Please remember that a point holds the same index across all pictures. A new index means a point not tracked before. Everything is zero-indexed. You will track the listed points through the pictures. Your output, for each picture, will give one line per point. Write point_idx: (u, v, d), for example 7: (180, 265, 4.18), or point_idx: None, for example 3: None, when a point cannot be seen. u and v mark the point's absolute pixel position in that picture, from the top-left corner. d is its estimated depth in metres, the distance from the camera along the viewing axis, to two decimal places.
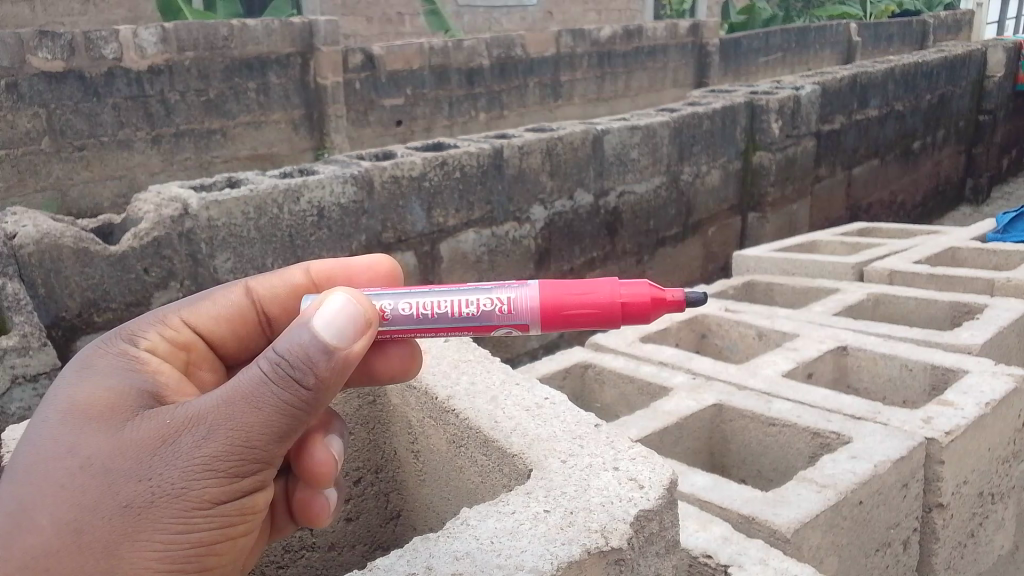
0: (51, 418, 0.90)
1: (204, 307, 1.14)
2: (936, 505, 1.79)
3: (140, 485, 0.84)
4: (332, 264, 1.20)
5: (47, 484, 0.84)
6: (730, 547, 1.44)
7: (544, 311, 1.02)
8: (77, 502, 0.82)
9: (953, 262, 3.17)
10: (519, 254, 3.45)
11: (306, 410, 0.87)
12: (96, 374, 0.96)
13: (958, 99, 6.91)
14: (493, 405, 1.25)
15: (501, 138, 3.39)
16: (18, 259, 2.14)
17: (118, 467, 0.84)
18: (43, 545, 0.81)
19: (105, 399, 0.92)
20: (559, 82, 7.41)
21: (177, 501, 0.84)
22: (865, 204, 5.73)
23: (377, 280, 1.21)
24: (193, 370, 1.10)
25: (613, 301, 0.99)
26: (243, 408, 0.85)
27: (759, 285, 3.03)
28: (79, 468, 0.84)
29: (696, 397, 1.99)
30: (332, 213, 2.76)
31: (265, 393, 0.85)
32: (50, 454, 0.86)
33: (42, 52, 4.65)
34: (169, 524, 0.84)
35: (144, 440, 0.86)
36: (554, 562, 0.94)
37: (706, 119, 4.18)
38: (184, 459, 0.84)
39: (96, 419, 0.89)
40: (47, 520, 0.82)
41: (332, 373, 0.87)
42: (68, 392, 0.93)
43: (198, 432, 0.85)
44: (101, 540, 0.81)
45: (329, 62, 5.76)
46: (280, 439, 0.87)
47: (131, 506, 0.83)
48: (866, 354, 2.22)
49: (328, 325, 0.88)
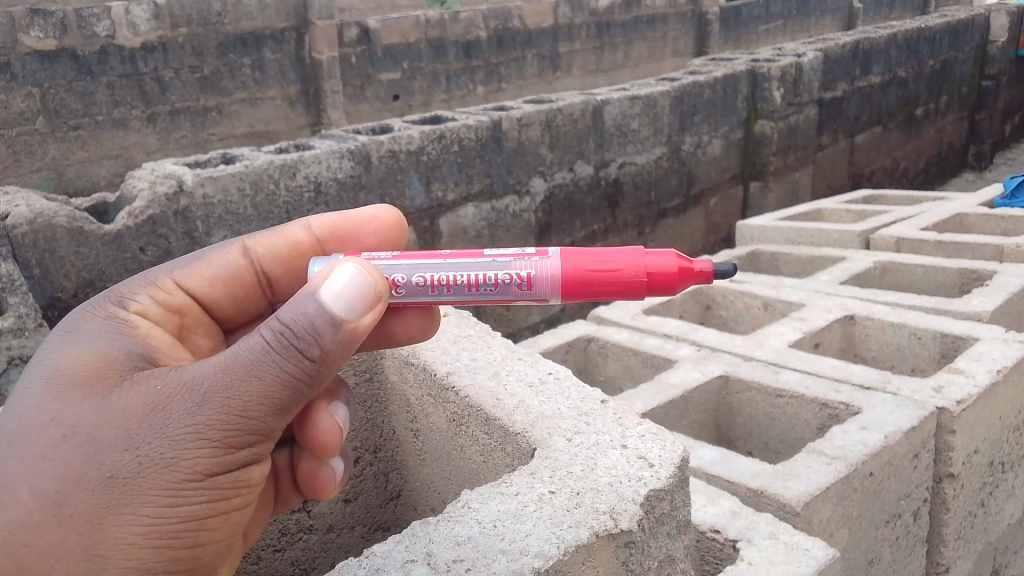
0: (35, 383, 0.86)
1: (198, 269, 1.09)
2: (946, 476, 1.76)
3: (128, 455, 0.80)
4: (339, 221, 1.12)
5: (30, 453, 0.80)
6: (739, 522, 1.41)
7: (564, 281, 0.98)
8: (60, 474, 0.79)
9: (960, 228, 3.11)
10: (519, 228, 3.41)
11: (310, 383, 0.83)
12: (82, 339, 0.92)
13: (961, 64, 6.81)
14: (495, 381, 1.21)
15: (499, 110, 3.32)
16: (10, 239, 2.09)
17: (106, 435, 0.81)
18: (22, 517, 0.77)
19: (92, 363, 0.88)
20: (557, 53, 7.31)
21: (168, 473, 0.80)
22: (868, 172, 5.66)
23: (382, 234, 1.14)
24: (187, 334, 1.07)
25: (639, 271, 0.96)
26: (242, 379, 0.81)
27: (763, 255, 2.98)
28: (64, 437, 0.81)
29: (701, 368, 1.96)
30: (329, 187, 2.71)
31: (266, 364, 0.81)
32: (34, 421, 0.83)
33: (34, 31, 4.59)
34: (157, 497, 0.80)
35: (134, 407, 0.82)
36: (560, 546, 0.90)
37: (707, 88, 4.11)
38: (176, 429, 0.81)
39: (82, 384, 0.85)
40: (29, 490, 0.78)
41: (339, 346, 0.83)
42: (51, 357, 0.89)
43: (191, 400, 0.81)
44: (86, 512, 0.78)
45: (323, 35, 5.66)
46: (280, 411, 0.84)
47: (118, 477, 0.79)
48: (873, 323, 2.18)
49: (337, 297, 0.83)
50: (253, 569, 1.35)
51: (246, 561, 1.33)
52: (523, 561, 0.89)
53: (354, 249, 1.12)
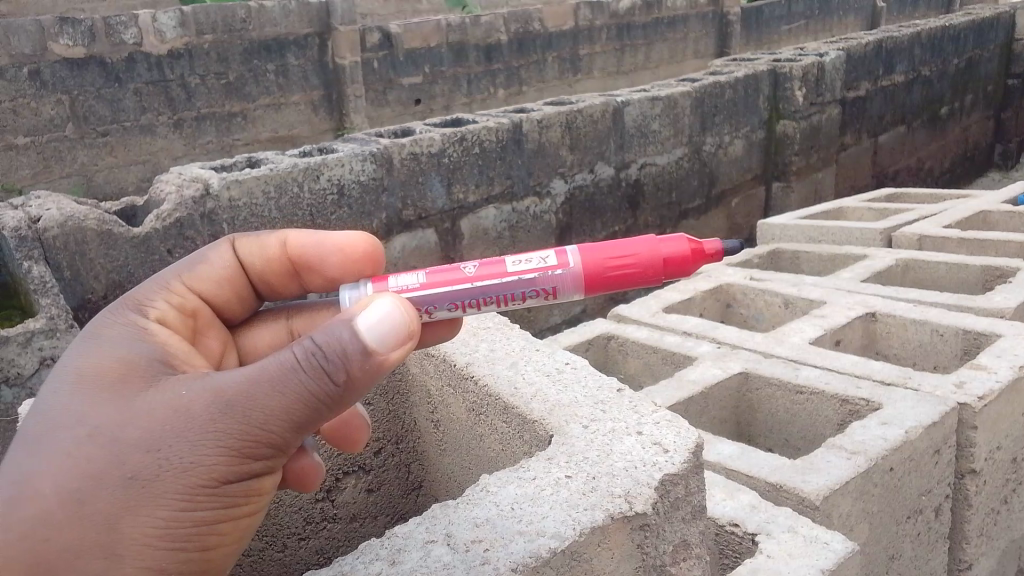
0: (65, 381, 0.89)
1: (202, 272, 1.13)
2: (969, 472, 1.75)
3: (147, 458, 0.83)
4: (306, 242, 1.17)
5: (54, 451, 0.83)
6: (758, 516, 1.42)
7: (586, 279, 1.03)
8: (85, 472, 0.82)
9: (985, 225, 3.09)
10: (539, 229, 3.43)
11: (335, 405, 0.86)
12: (104, 343, 0.94)
13: (986, 62, 6.75)
14: (514, 371, 1.23)
15: (519, 112, 3.34)
16: (42, 242, 2.15)
17: (131, 437, 0.84)
18: (45, 512, 0.81)
19: (117, 366, 0.90)
20: (578, 55, 7.31)
21: (188, 480, 0.83)
22: (892, 171, 5.61)
23: (348, 262, 1.16)
24: (200, 337, 1.10)
25: (655, 258, 1.02)
26: (266, 394, 0.84)
27: (785, 253, 2.97)
28: (91, 435, 0.84)
29: (722, 365, 1.96)
30: (352, 190, 2.75)
31: (295, 382, 0.83)
32: (63, 417, 0.86)
33: (63, 39, 4.71)
34: (174, 502, 0.83)
35: (159, 411, 0.85)
36: (576, 528, 0.92)
37: (728, 89, 4.11)
38: (198, 436, 0.83)
39: (108, 387, 0.88)
40: (53, 486, 0.81)
41: (365, 374, 0.85)
42: (76, 359, 0.92)
43: (214, 408, 0.84)
44: (107, 511, 0.81)
45: (346, 41, 5.71)
46: (302, 427, 0.87)
47: (137, 479, 0.82)
48: (895, 320, 2.18)
49: (372, 327, 0.86)
50: (280, 558, 1.37)
51: (272, 549, 1.36)
52: (539, 542, 0.91)
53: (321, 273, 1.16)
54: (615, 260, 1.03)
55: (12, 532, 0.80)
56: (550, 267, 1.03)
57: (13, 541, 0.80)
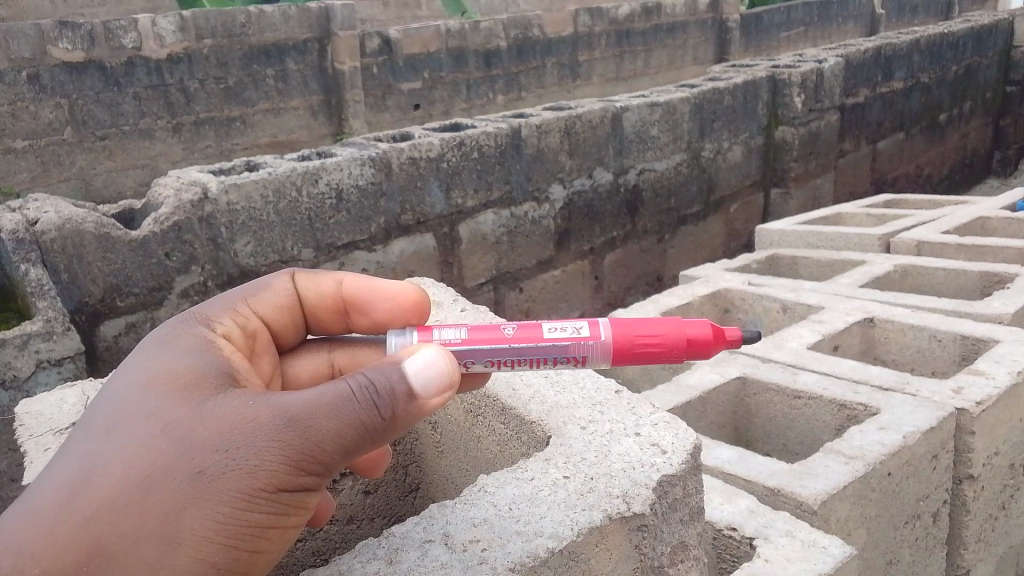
0: (137, 379, 0.89)
1: (267, 297, 1.12)
2: (966, 477, 1.75)
3: (212, 458, 0.82)
4: (361, 285, 1.15)
5: (122, 442, 0.83)
6: (756, 520, 1.41)
7: (614, 353, 1.00)
8: (150, 466, 0.81)
9: (983, 232, 3.09)
10: (538, 234, 3.43)
11: (383, 436, 0.84)
12: (172, 349, 0.94)
13: (984, 69, 6.77)
14: (512, 372, 1.23)
15: (518, 117, 3.34)
16: (40, 245, 2.14)
17: (196, 437, 0.83)
18: (106, 499, 0.80)
19: (187, 371, 0.90)
20: (577, 61, 7.33)
21: (246, 485, 0.82)
22: (890, 178, 5.62)
23: (402, 308, 1.14)
24: (256, 360, 1.08)
25: (679, 339, 0.98)
26: (325, 415, 0.82)
27: (783, 259, 2.97)
28: (158, 432, 0.83)
29: (720, 370, 1.96)
30: (351, 195, 2.75)
31: (349, 411, 0.82)
32: (133, 411, 0.86)
33: (62, 43, 4.72)
34: (230, 505, 0.82)
35: (225, 418, 0.84)
36: (574, 529, 0.92)
37: (727, 95, 4.11)
38: (260, 444, 0.82)
39: (176, 389, 0.87)
40: (116, 477, 0.81)
41: (415, 412, 0.84)
42: (146, 361, 0.92)
43: (277, 421, 0.83)
44: (165, 506, 0.80)
45: (346, 46, 5.73)
46: (353, 454, 0.85)
47: (199, 477, 0.81)
48: (893, 325, 2.17)
49: (423, 368, 0.85)
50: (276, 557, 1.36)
51: None
52: (537, 542, 0.90)
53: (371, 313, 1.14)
54: (643, 338, 0.99)
55: (70, 518, 0.79)
56: (581, 337, 1.00)
57: (73, 525, 0.79)
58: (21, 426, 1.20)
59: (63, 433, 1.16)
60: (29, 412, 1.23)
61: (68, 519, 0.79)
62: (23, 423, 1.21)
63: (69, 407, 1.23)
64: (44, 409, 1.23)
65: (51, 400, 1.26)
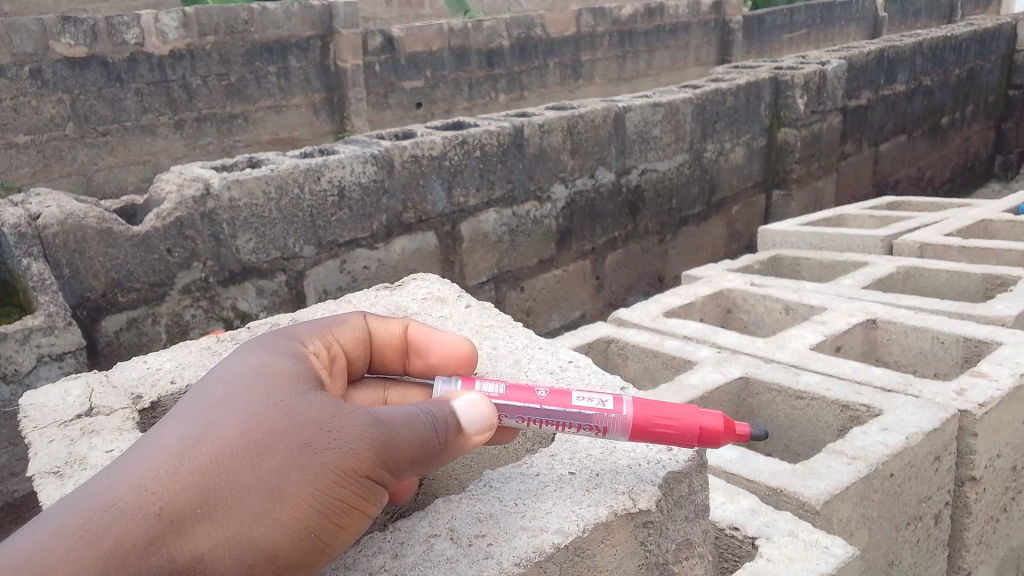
0: (248, 362, 0.94)
1: (345, 327, 1.11)
2: (969, 479, 1.75)
3: (311, 439, 0.86)
4: (424, 329, 1.17)
5: (238, 408, 0.87)
6: (758, 520, 1.41)
7: (632, 429, 0.98)
8: (261, 431, 0.85)
9: (986, 234, 3.09)
10: (540, 234, 3.43)
11: (444, 455, 0.89)
12: (271, 349, 0.99)
13: (987, 73, 6.76)
14: (517, 368, 1.23)
15: (520, 116, 3.34)
16: (42, 239, 2.14)
17: (300, 420, 0.87)
18: (219, 454, 0.83)
19: (289, 368, 0.95)
20: (580, 61, 7.33)
21: (343, 465, 0.85)
22: (892, 180, 5.62)
23: (454, 363, 1.16)
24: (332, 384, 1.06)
25: (693, 427, 0.97)
26: (409, 420, 0.89)
27: (785, 260, 2.97)
28: (269, 407, 0.88)
29: (722, 370, 1.96)
30: (353, 192, 2.75)
31: (422, 421, 0.88)
32: (246, 387, 0.90)
33: (65, 38, 4.72)
34: (328, 481, 0.85)
35: (326, 409, 0.89)
36: (580, 524, 0.92)
37: (730, 96, 4.11)
38: (359, 430, 0.87)
39: (282, 378, 0.92)
40: (229, 437, 0.84)
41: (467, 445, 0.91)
42: (249, 356, 0.96)
43: (373, 418, 0.88)
44: (271, 470, 0.83)
45: (348, 44, 5.73)
46: (424, 466, 0.90)
47: (302, 452, 0.85)
48: (896, 327, 2.17)
49: (473, 404, 0.91)
50: None
51: None
52: (543, 538, 0.90)
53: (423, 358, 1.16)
54: (663, 419, 0.97)
55: (185, 464, 0.82)
56: (605, 409, 0.98)
57: (182, 472, 0.82)
58: (23, 417, 1.20)
59: (67, 425, 1.16)
60: (32, 404, 1.23)
61: (182, 465, 0.82)
62: (25, 415, 1.20)
63: (73, 399, 1.22)
64: (47, 401, 1.23)
65: (53, 392, 1.25)
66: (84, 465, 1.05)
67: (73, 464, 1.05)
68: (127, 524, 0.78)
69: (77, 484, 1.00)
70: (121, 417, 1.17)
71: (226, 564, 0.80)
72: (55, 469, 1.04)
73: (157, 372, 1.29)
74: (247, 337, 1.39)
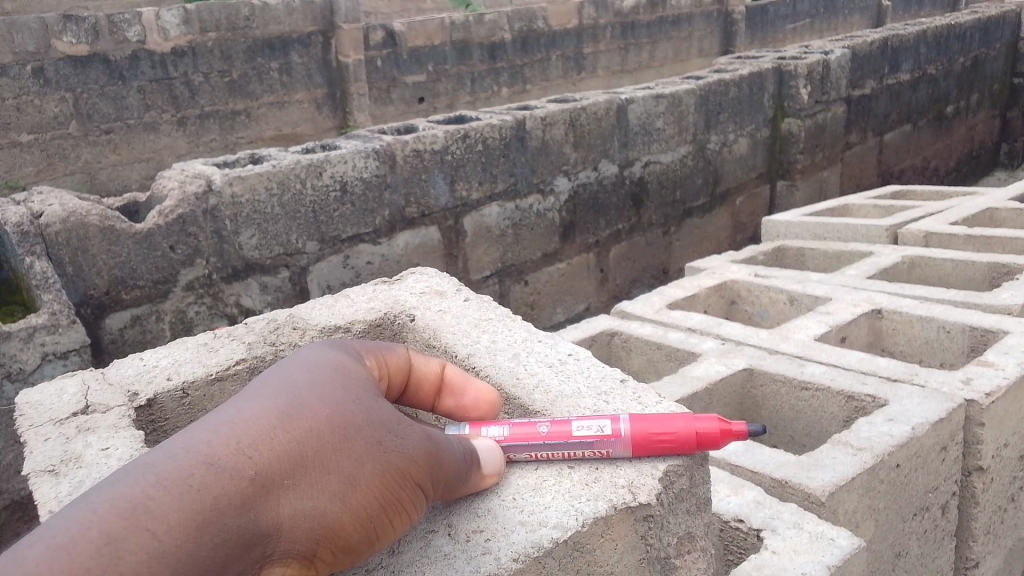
0: (319, 353, 0.93)
1: (392, 353, 1.05)
2: (975, 469, 1.74)
3: (388, 434, 0.85)
4: (458, 371, 1.13)
5: (320, 389, 0.85)
6: (763, 512, 1.40)
7: (633, 448, 0.98)
8: (343, 415, 0.84)
9: (991, 223, 3.07)
10: (543, 227, 3.41)
11: (463, 485, 0.93)
12: (335, 345, 0.97)
13: (992, 61, 6.72)
14: (516, 362, 1.22)
15: (523, 109, 3.33)
16: (45, 237, 2.14)
17: (377, 414, 0.86)
18: (307, 428, 0.81)
19: (356, 365, 0.94)
20: (582, 54, 7.30)
21: (411, 463, 0.85)
22: (897, 170, 5.58)
23: (480, 407, 1.11)
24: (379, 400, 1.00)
25: (689, 434, 0.98)
26: (452, 445, 0.92)
27: (789, 251, 2.95)
28: (347, 394, 0.87)
29: (726, 361, 1.94)
30: (355, 187, 2.74)
31: (458, 446, 0.92)
32: (323, 373, 0.89)
33: (67, 37, 4.72)
34: (398, 474, 0.84)
35: (395, 411, 0.89)
36: (579, 518, 0.91)
37: (733, 87, 4.09)
38: (423, 435, 0.88)
39: (356, 374, 0.91)
40: (318, 414, 0.82)
41: (479, 484, 0.95)
42: (316, 347, 0.95)
43: (432, 433, 0.90)
44: (352, 453, 0.82)
45: (350, 39, 5.71)
46: (450, 490, 0.92)
47: (380, 445, 0.84)
48: (901, 317, 2.16)
49: (489, 449, 0.97)
50: None
51: None
52: (541, 532, 0.90)
53: (453, 396, 1.11)
54: (658, 438, 0.97)
55: (277, 432, 0.79)
56: (605, 436, 0.98)
57: (274, 439, 0.79)
58: (20, 415, 1.19)
59: (64, 423, 1.15)
60: (29, 402, 1.22)
61: (274, 433, 0.79)
62: (21, 414, 1.20)
63: (69, 397, 1.22)
64: (44, 399, 1.22)
65: (50, 389, 1.25)
66: (79, 463, 1.04)
67: (68, 462, 1.05)
68: (223, 483, 0.74)
69: (72, 483, 0.99)
70: (118, 414, 1.16)
71: (299, 538, 0.78)
72: (50, 467, 1.04)
73: (153, 369, 1.28)
74: (244, 332, 1.38)
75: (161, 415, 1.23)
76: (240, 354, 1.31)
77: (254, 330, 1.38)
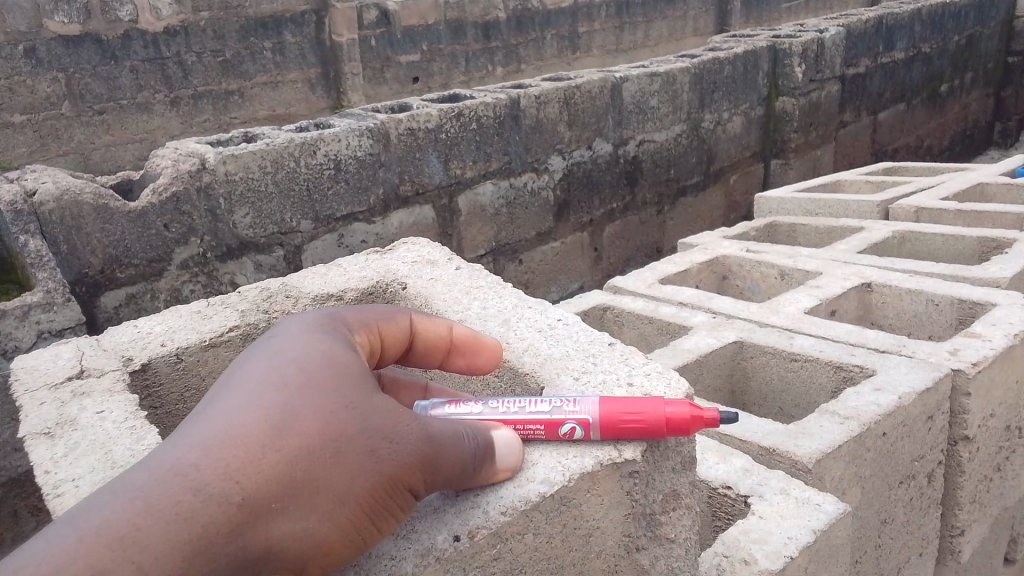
0: (313, 345, 0.89)
1: (387, 323, 1.03)
2: (961, 438, 1.77)
3: (381, 442, 0.83)
4: (467, 328, 1.12)
5: (313, 396, 0.83)
6: (751, 478, 1.42)
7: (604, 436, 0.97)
8: (336, 426, 0.81)
9: (981, 198, 3.09)
10: (537, 206, 3.42)
11: (474, 478, 0.91)
12: (331, 332, 0.93)
13: (986, 40, 6.72)
14: (506, 328, 1.23)
15: (516, 88, 3.32)
16: (38, 216, 2.14)
17: (374, 417, 0.83)
18: (299, 444, 0.78)
19: (351, 355, 0.90)
20: (577, 33, 7.28)
21: (405, 470, 0.83)
22: (891, 148, 5.59)
23: (484, 361, 1.12)
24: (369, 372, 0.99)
25: (658, 418, 0.96)
26: (462, 438, 0.88)
27: (781, 227, 2.96)
28: (343, 399, 0.83)
29: (716, 334, 1.96)
30: (349, 165, 2.74)
31: (469, 441, 0.89)
32: (317, 374, 0.85)
33: (58, 16, 4.68)
34: (391, 483, 0.82)
35: (393, 410, 0.86)
36: (566, 474, 0.94)
37: (728, 65, 4.09)
38: (424, 436, 0.85)
39: (351, 367, 0.88)
40: (312, 428, 0.80)
41: (490, 475, 0.92)
42: (310, 337, 0.91)
43: (432, 425, 0.87)
44: (343, 469, 0.80)
45: (343, 18, 5.68)
46: (457, 483, 0.90)
47: (374, 456, 0.82)
48: (890, 290, 2.17)
49: (507, 442, 0.93)
50: None
51: None
52: (529, 488, 0.92)
53: (461, 355, 1.11)
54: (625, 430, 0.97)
55: (267, 451, 0.77)
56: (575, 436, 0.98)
57: (263, 457, 0.77)
58: (14, 379, 1.21)
59: (58, 388, 1.16)
60: (24, 368, 1.24)
61: (266, 453, 0.77)
62: (15, 378, 1.21)
63: (64, 362, 1.23)
64: (39, 365, 1.24)
65: (46, 356, 1.26)
66: (74, 426, 1.06)
67: (64, 425, 1.06)
68: (210, 510, 0.73)
69: (69, 445, 1.01)
70: (112, 379, 1.18)
71: (288, 557, 0.78)
72: (46, 429, 1.05)
73: (147, 335, 1.30)
74: (237, 301, 1.40)
75: (155, 380, 1.25)
76: (234, 321, 1.32)
77: (248, 298, 1.40)
